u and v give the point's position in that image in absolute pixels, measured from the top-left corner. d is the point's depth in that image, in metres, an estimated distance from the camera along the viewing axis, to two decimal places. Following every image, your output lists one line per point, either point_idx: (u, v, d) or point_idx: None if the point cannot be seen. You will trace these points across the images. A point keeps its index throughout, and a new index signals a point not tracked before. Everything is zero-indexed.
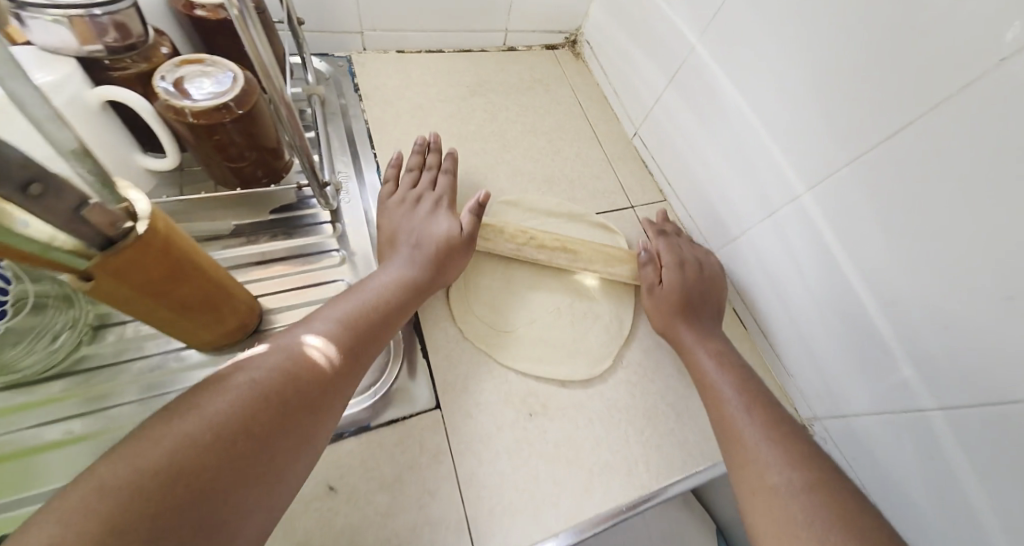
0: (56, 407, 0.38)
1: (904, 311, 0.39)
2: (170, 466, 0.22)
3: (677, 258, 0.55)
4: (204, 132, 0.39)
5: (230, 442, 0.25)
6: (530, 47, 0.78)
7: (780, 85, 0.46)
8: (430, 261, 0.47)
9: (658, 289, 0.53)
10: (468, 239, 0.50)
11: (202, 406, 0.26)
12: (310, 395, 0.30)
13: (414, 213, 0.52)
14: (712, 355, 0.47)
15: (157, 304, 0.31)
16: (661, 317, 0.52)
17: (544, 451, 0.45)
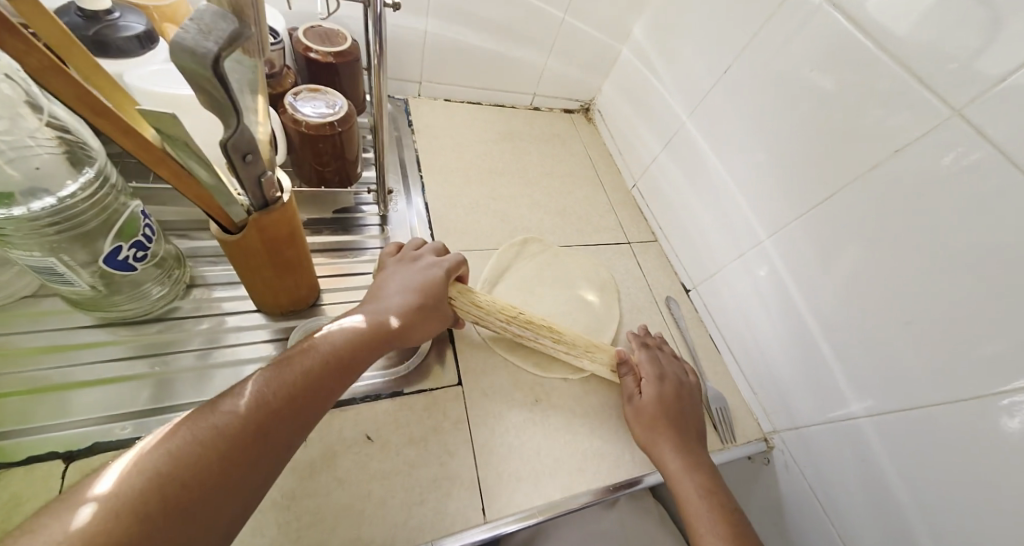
0: (120, 349, 0.44)
1: (842, 333, 0.50)
2: (189, 454, 0.28)
3: (657, 372, 0.56)
4: (311, 140, 0.50)
5: (241, 436, 0.30)
6: (551, 109, 0.93)
7: (751, 155, 0.60)
8: (397, 320, 0.43)
9: (635, 400, 0.54)
10: (437, 310, 0.48)
11: (230, 400, 0.31)
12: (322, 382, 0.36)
13: (398, 268, 0.49)
14: (675, 446, 0.49)
15: (269, 258, 0.41)
16: (645, 432, 0.51)
17: (545, 431, 0.52)
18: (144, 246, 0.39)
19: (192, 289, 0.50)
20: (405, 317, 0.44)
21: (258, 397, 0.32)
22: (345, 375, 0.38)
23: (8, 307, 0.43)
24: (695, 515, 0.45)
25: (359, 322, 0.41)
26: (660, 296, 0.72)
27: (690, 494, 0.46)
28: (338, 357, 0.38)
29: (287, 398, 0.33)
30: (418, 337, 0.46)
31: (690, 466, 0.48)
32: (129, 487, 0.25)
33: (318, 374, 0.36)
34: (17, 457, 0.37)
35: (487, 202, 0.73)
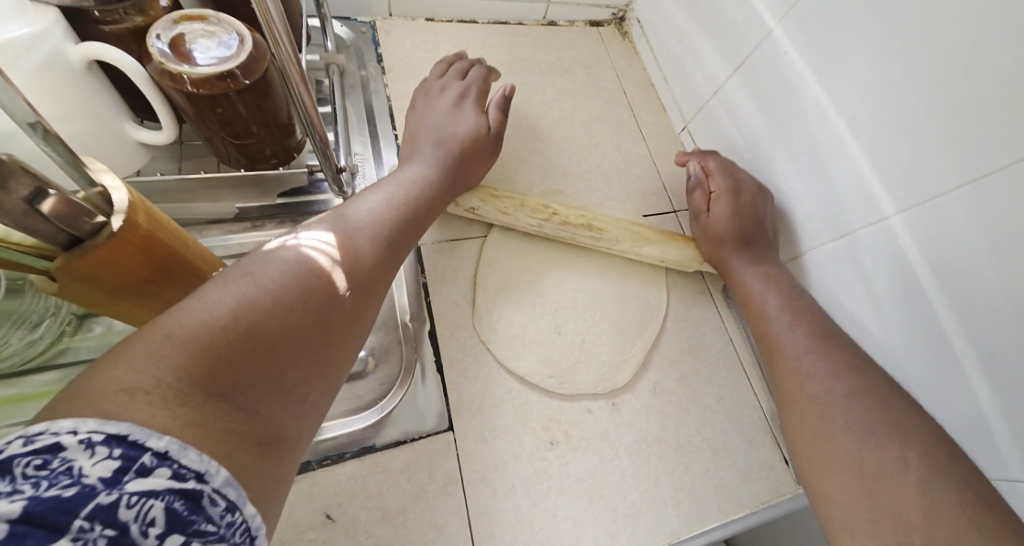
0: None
1: (1008, 370, 0.33)
2: (194, 345, 0.18)
3: (732, 184, 0.51)
4: (207, 104, 0.34)
5: (263, 325, 0.21)
6: (573, 22, 0.70)
7: (880, 82, 0.38)
8: (456, 164, 0.45)
9: (706, 219, 0.51)
10: (493, 143, 0.49)
11: (214, 295, 0.21)
12: (347, 301, 0.27)
13: (439, 106, 0.50)
14: (759, 272, 0.47)
15: (141, 301, 0.28)
16: (709, 245, 0.51)
17: (565, 485, 0.40)
18: None
19: (92, 320, 0.38)
20: (464, 154, 0.45)
21: (271, 281, 0.23)
22: (420, 215, 0.38)
23: None
24: (768, 310, 0.44)
25: (384, 201, 0.36)
26: (716, 283, 0.55)
27: (777, 326, 0.43)
28: (412, 196, 0.38)
29: (317, 282, 0.25)
30: (477, 177, 0.48)
31: (767, 285, 0.46)
32: (179, 317, 0.19)
33: (371, 232, 0.32)
34: None
35: None
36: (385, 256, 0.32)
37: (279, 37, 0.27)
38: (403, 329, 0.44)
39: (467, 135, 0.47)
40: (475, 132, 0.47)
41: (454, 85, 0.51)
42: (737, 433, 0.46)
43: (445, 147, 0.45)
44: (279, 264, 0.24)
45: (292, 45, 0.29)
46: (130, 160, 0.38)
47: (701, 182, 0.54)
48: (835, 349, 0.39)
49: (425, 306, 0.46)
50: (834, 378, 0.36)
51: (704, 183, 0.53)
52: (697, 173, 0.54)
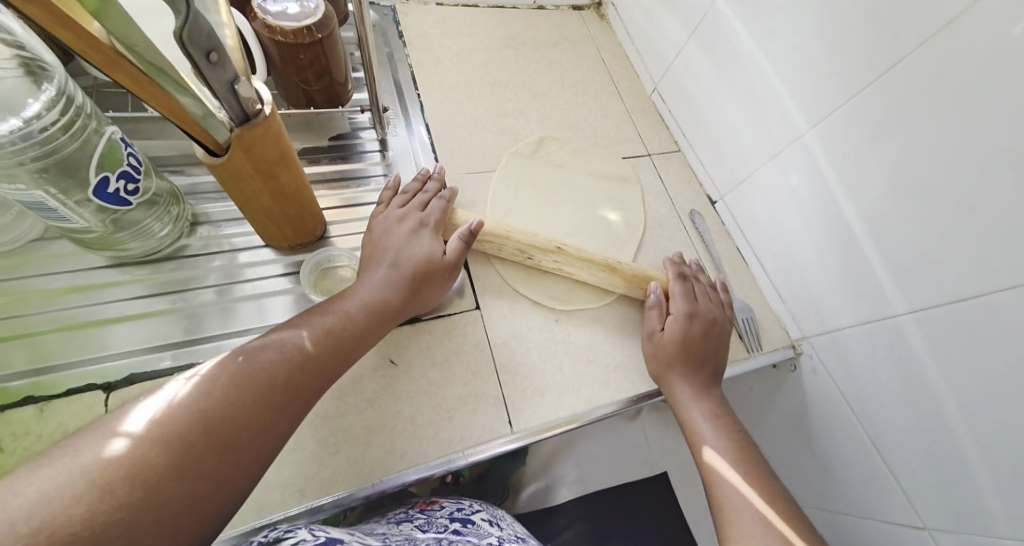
0: (150, 286, 0.44)
1: (885, 230, 0.46)
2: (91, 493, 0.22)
3: (688, 307, 0.52)
4: (291, 52, 0.45)
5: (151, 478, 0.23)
6: (558, 6, 0.82)
7: (791, 31, 0.51)
8: (406, 284, 0.44)
9: (658, 336, 0.51)
10: (449, 265, 0.47)
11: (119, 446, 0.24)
12: (244, 434, 0.29)
13: (398, 229, 0.48)
14: (704, 407, 0.46)
15: (264, 184, 0.38)
16: (658, 361, 0.50)
17: (568, 348, 0.52)
18: (132, 177, 0.36)
19: (198, 227, 0.49)
20: (415, 278, 0.44)
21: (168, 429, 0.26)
22: (343, 349, 0.37)
23: (19, 250, 0.43)
24: (705, 440, 0.45)
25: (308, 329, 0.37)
26: (683, 210, 0.67)
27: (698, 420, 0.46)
28: (335, 327, 0.38)
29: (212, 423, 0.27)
30: (432, 298, 0.46)
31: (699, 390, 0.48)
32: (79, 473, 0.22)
33: (285, 367, 0.33)
34: (54, 389, 0.38)
35: (493, 118, 0.67)
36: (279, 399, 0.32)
37: None
38: None
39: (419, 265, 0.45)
40: (429, 259, 0.46)
41: (414, 213, 0.49)
42: None
43: (394, 266, 0.44)
44: (158, 421, 0.26)
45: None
46: None
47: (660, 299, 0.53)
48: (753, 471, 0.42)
49: None
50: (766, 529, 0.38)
51: (664, 303, 0.53)
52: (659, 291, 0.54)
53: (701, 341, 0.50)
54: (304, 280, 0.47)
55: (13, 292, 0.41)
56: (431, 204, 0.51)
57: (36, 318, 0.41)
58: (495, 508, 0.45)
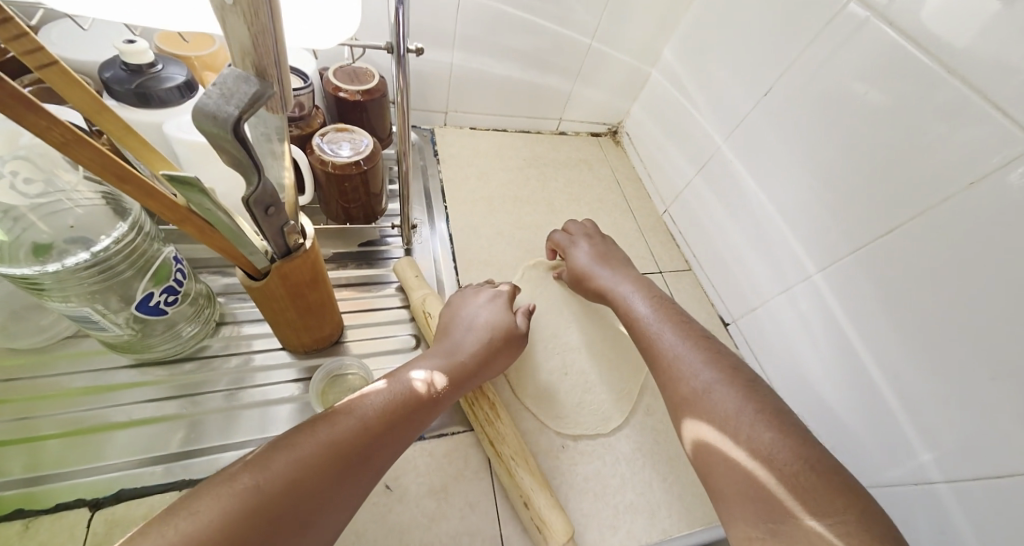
0: (160, 389, 0.45)
1: (907, 385, 0.45)
2: None
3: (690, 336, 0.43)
4: (338, 179, 0.50)
5: None
6: (578, 133, 0.91)
7: (797, 183, 0.56)
8: (477, 360, 0.45)
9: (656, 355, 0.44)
10: (518, 341, 0.49)
11: None
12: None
13: (466, 308, 0.51)
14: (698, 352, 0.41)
15: (292, 302, 0.40)
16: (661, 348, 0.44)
17: (574, 482, 0.49)
18: (174, 290, 0.39)
19: (222, 327, 0.50)
20: (485, 353, 0.46)
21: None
22: (434, 406, 0.40)
23: (51, 347, 0.45)
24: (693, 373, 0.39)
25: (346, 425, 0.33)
26: None
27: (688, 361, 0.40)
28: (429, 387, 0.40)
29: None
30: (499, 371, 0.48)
31: (754, 416, 0.34)
32: None
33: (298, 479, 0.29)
34: (46, 504, 0.37)
35: (513, 231, 0.72)
36: (359, 460, 0.32)
37: (403, 101, 0.43)
38: None
39: (498, 335, 0.48)
40: (499, 333, 0.48)
41: (484, 293, 0.53)
42: None
43: (464, 345, 0.46)
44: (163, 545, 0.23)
45: (406, 113, 0.45)
46: None
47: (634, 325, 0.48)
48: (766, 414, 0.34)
49: None
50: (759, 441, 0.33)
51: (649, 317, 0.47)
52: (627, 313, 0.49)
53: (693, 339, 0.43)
54: (312, 391, 0.47)
55: (32, 391, 0.42)
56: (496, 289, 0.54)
57: (45, 420, 0.41)
58: None
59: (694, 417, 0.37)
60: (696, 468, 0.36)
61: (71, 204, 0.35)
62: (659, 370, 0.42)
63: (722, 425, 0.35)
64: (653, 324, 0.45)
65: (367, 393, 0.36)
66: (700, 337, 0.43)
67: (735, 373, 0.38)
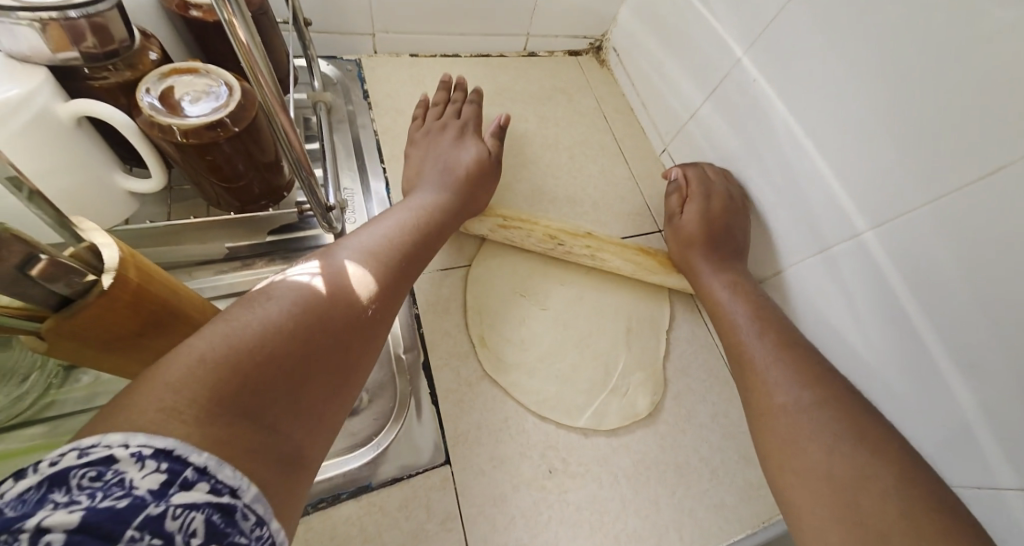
0: (19, 465, 0.32)
1: (987, 378, 0.35)
2: (213, 367, 0.20)
3: (705, 188, 0.53)
4: (196, 152, 0.34)
5: (279, 356, 0.22)
6: (552, 52, 0.72)
7: (844, 108, 0.41)
8: (462, 185, 0.47)
9: (676, 222, 0.54)
10: (492, 166, 0.51)
11: (237, 322, 0.23)
12: (354, 322, 0.28)
13: (440, 139, 0.52)
14: (722, 279, 0.49)
15: (128, 354, 0.27)
16: (681, 248, 0.53)
17: (565, 515, 0.40)
18: None
19: (78, 370, 0.37)
20: (469, 174, 0.48)
21: (287, 312, 0.24)
22: (460, 213, 0.46)
23: None
24: (714, 289, 0.49)
25: (395, 229, 0.37)
26: None
27: (722, 298, 0.48)
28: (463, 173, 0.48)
29: (315, 317, 0.25)
30: (482, 202, 0.50)
31: (753, 317, 0.45)
32: (207, 349, 0.21)
33: (381, 263, 0.33)
34: None
35: None
36: (420, 250, 0.38)
37: (259, 76, 0.25)
38: (397, 361, 0.43)
39: (469, 164, 0.49)
40: (476, 161, 0.50)
41: (453, 123, 0.54)
42: (733, 449, 0.46)
43: (451, 172, 0.48)
44: (279, 303, 0.25)
45: (275, 90, 0.27)
46: (122, 209, 0.38)
47: (679, 185, 0.57)
48: (757, 310, 0.45)
49: (419, 337, 0.46)
50: (740, 306, 0.46)
51: (683, 194, 0.55)
52: (678, 177, 0.57)
53: (719, 210, 0.51)
54: None
55: None
56: (462, 110, 0.56)
57: None
58: None
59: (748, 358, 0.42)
60: (756, 427, 0.38)
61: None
62: (777, 334, 0.42)
63: (746, 292, 0.47)
64: (740, 180, 0.54)
65: (414, 199, 0.43)
66: (733, 251, 0.51)
67: (787, 339, 0.42)
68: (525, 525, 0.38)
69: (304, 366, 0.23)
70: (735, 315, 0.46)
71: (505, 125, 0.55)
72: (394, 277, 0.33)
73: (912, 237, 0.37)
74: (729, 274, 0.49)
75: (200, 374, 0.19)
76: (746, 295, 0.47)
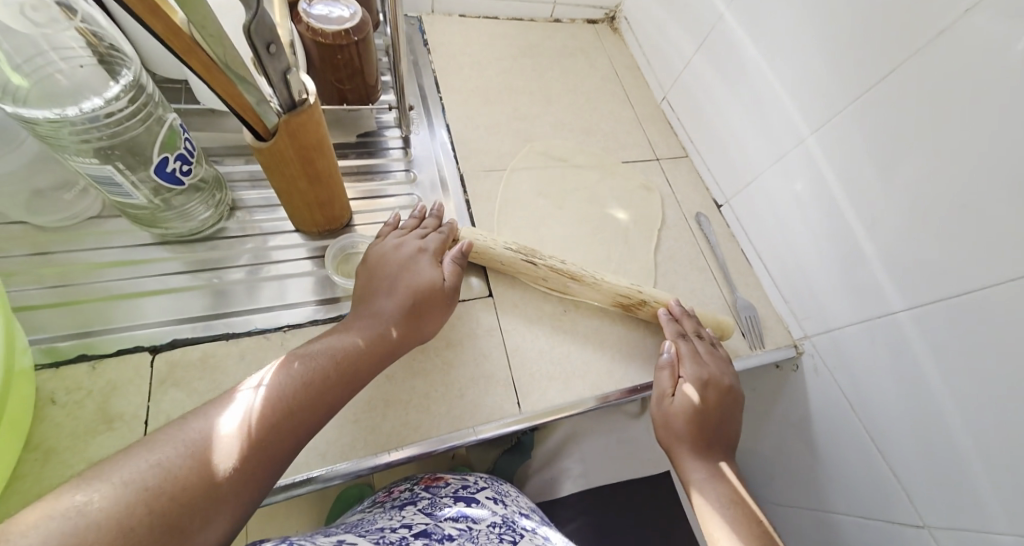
0: (171, 263, 0.48)
1: (884, 231, 0.48)
2: (80, 535, 0.20)
3: (698, 373, 0.49)
4: (330, 51, 0.49)
5: (145, 521, 0.22)
6: (574, 20, 0.86)
7: (793, 45, 0.55)
8: (410, 318, 0.43)
9: (667, 402, 0.48)
10: (450, 295, 0.47)
11: (112, 483, 0.23)
12: (227, 484, 0.27)
13: (398, 253, 0.47)
14: (717, 489, 0.45)
15: (301, 167, 0.41)
16: (668, 430, 0.48)
17: (575, 338, 0.54)
18: (186, 159, 0.41)
19: (235, 212, 0.52)
20: (418, 308, 0.44)
21: (183, 467, 0.25)
22: (386, 355, 0.41)
23: (76, 225, 0.48)
24: (690, 472, 0.47)
25: (310, 372, 0.35)
26: (689, 212, 0.70)
27: (696, 478, 0.46)
28: (398, 332, 0.42)
29: (203, 475, 0.26)
30: (430, 332, 0.46)
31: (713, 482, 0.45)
32: (91, 510, 0.21)
33: (284, 403, 0.32)
34: (103, 350, 0.42)
35: (510, 122, 0.71)
36: (337, 390, 0.36)
37: None
38: None
39: (421, 291, 0.45)
40: (430, 286, 0.46)
41: (415, 241, 0.49)
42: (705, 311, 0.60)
43: (399, 297, 0.44)
44: (245, 399, 0.31)
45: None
46: None
47: (671, 359, 0.50)
48: (733, 502, 0.44)
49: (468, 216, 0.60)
50: (713, 484, 0.45)
51: (671, 360, 0.50)
52: (667, 347, 0.51)
53: (704, 397, 0.48)
54: (328, 263, 0.51)
55: (70, 263, 0.46)
56: (429, 238, 0.50)
57: (85, 287, 0.45)
58: (501, 484, 0.52)
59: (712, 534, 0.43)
60: None
61: (59, 61, 0.34)
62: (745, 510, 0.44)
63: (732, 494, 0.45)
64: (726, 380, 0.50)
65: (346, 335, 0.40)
66: (717, 424, 0.49)
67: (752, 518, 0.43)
68: (546, 340, 0.53)
69: (183, 527, 0.24)
70: (707, 504, 0.44)
71: (468, 251, 0.51)
72: (296, 430, 0.32)
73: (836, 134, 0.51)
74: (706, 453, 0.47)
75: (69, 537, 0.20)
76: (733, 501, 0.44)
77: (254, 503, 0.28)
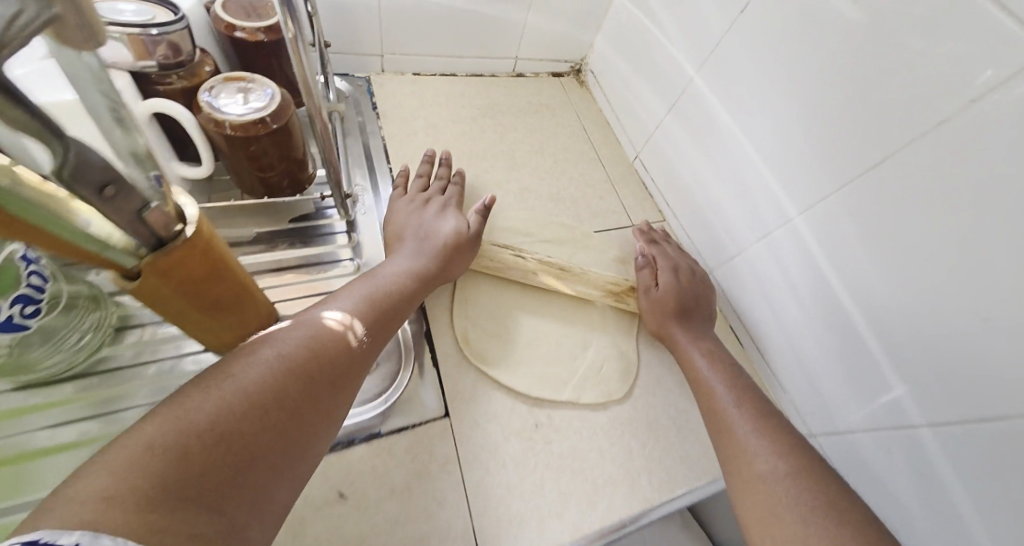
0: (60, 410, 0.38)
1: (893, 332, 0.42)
2: (149, 468, 0.21)
3: (671, 262, 0.60)
4: (242, 143, 0.41)
5: (218, 446, 0.23)
6: (537, 73, 0.81)
7: (773, 117, 0.49)
8: (438, 264, 0.49)
9: (653, 291, 0.57)
10: (474, 241, 0.52)
11: (172, 423, 0.23)
12: (298, 390, 0.29)
13: (424, 211, 0.54)
14: (700, 347, 0.52)
15: (187, 300, 0.32)
16: (657, 320, 0.55)
17: (550, 461, 0.45)
18: (32, 297, 0.33)
19: (127, 331, 0.43)
20: (447, 247, 0.50)
21: (236, 394, 0.26)
22: (422, 290, 0.46)
23: None
24: (699, 367, 0.50)
25: (350, 305, 0.38)
26: None
27: (708, 375, 0.49)
28: (428, 268, 0.47)
29: (257, 394, 0.27)
30: (458, 273, 0.51)
31: (730, 388, 0.47)
32: (138, 454, 0.21)
33: (333, 329, 0.34)
34: None
35: (470, 192, 0.64)
36: (380, 320, 0.38)
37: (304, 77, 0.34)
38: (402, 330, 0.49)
39: (447, 238, 0.50)
40: (455, 233, 0.51)
41: (436, 199, 0.56)
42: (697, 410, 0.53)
43: (429, 241, 0.50)
44: (217, 392, 0.26)
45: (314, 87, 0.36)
46: None
47: (647, 260, 0.60)
48: (754, 405, 0.44)
49: (421, 312, 0.52)
50: (746, 415, 0.43)
51: (652, 262, 0.59)
52: (646, 256, 0.60)
53: (682, 272, 0.58)
54: None
55: None
56: (447, 190, 0.58)
57: None
58: None
59: (723, 424, 0.44)
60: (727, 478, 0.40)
61: None
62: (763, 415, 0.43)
63: (735, 384, 0.47)
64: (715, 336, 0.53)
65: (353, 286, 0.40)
66: (745, 385, 0.47)
67: (769, 417, 0.42)
68: (515, 468, 0.44)
69: (249, 443, 0.24)
70: (702, 367, 0.50)
71: (491, 206, 0.55)
72: (347, 355, 0.34)
73: (828, 217, 0.45)
74: (734, 384, 0.47)
75: (137, 485, 0.20)
76: (757, 405, 0.44)
77: (323, 418, 0.30)
